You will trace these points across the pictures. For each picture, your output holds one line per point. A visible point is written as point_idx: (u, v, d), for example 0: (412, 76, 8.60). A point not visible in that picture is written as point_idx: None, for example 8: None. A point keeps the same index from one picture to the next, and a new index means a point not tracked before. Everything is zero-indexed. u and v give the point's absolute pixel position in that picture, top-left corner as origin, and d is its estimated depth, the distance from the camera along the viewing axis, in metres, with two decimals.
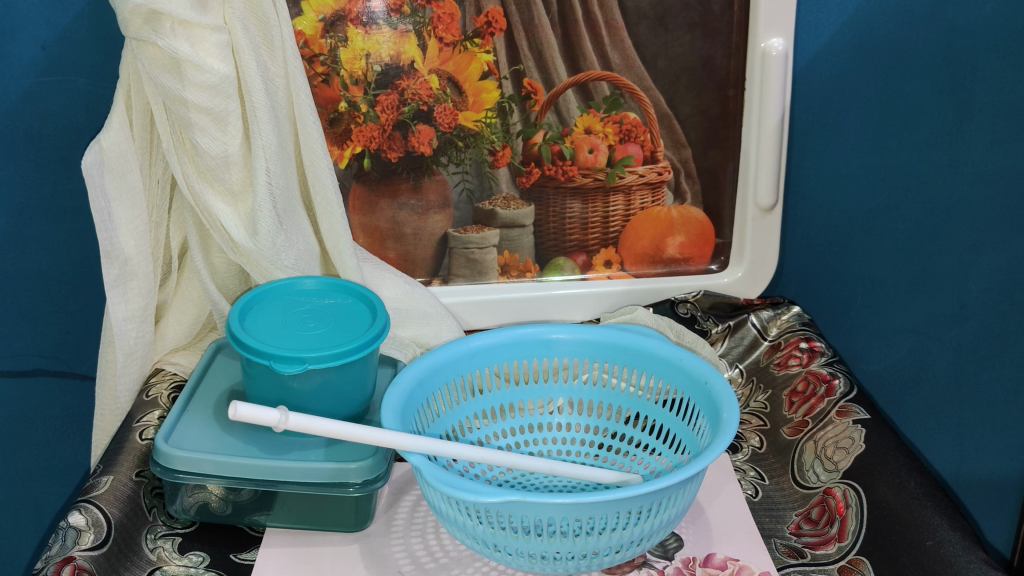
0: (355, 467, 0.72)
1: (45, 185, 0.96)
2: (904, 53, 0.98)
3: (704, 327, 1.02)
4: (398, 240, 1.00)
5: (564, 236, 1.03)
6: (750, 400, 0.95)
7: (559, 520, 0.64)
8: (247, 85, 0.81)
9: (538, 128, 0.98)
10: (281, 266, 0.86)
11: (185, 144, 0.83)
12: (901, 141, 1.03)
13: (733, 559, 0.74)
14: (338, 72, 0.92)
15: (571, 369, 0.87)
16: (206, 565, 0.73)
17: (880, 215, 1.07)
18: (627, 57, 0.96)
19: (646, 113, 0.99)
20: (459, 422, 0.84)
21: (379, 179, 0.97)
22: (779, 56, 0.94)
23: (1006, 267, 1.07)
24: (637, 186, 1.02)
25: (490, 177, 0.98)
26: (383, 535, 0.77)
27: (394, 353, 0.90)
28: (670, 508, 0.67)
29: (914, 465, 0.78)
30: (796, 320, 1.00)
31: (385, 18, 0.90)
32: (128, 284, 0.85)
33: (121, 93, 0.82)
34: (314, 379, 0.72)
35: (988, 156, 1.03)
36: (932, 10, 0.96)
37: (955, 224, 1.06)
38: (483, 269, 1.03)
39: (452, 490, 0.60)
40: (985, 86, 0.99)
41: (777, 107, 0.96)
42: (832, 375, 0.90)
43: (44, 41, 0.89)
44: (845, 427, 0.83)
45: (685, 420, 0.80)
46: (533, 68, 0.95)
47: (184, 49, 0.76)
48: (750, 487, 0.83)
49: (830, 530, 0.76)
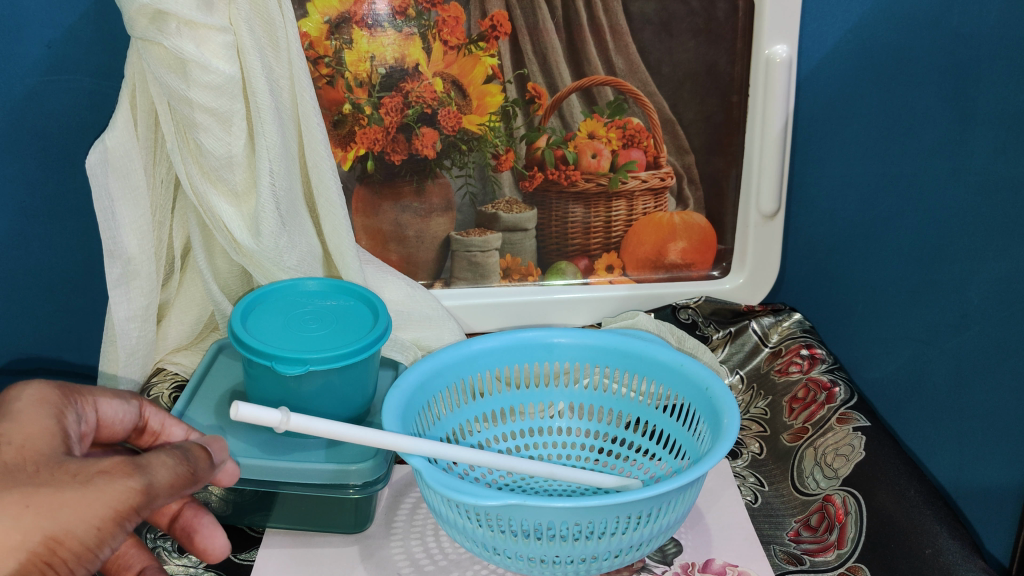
0: (356, 468, 0.72)
1: (48, 184, 0.96)
2: (907, 62, 0.99)
3: (704, 333, 1.03)
4: (400, 242, 1.00)
5: (566, 241, 1.03)
6: (750, 406, 0.96)
7: (559, 524, 0.63)
8: (252, 86, 0.82)
9: (542, 132, 0.98)
10: (283, 267, 0.87)
11: (189, 144, 0.84)
12: (903, 150, 1.03)
13: (732, 564, 0.74)
14: (342, 74, 0.92)
15: (572, 374, 0.87)
16: (205, 565, 0.73)
17: (880, 223, 1.08)
18: (631, 62, 0.96)
19: (650, 119, 0.99)
20: (460, 425, 0.84)
21: (382, 181, 0.97)
22: (783, 63, 0.94)
23: (1007, 275, 1.05)
24: (640, 192, 1.02)
25: (493, 180, 0.99)
26: (382, 537, 0.77)
27: (394, 356, 0.91)
28: (669, 514, 0.67)
29: (915, 473, 0.78)
30: (796, 327, 1.01)
31: (390, 20, 0.90)
32: (131, 283, 0.85)
33: (126, 93, 0.83)
34: (317, 380, 0.73)
35: (989, 164, 1.01)
36: (935, 18, 0.96)
37: (957, 235, 1.05)
38: (484, 273, 1.03)
39: (453, 493, 0.60)
40: (988, 94, 0.98)
41: (780, 116, 0.96)
42: (833, 383, 0.90)
43: (50, 40, 0.89)
44: (845, 435, 0.84)
45: (685, 425, 0.80)
46: (537, 73, 0.95)
47: (190, 50, 0.76)
48: (749, 493, 0.83)
49: (829, 537, 0.76)
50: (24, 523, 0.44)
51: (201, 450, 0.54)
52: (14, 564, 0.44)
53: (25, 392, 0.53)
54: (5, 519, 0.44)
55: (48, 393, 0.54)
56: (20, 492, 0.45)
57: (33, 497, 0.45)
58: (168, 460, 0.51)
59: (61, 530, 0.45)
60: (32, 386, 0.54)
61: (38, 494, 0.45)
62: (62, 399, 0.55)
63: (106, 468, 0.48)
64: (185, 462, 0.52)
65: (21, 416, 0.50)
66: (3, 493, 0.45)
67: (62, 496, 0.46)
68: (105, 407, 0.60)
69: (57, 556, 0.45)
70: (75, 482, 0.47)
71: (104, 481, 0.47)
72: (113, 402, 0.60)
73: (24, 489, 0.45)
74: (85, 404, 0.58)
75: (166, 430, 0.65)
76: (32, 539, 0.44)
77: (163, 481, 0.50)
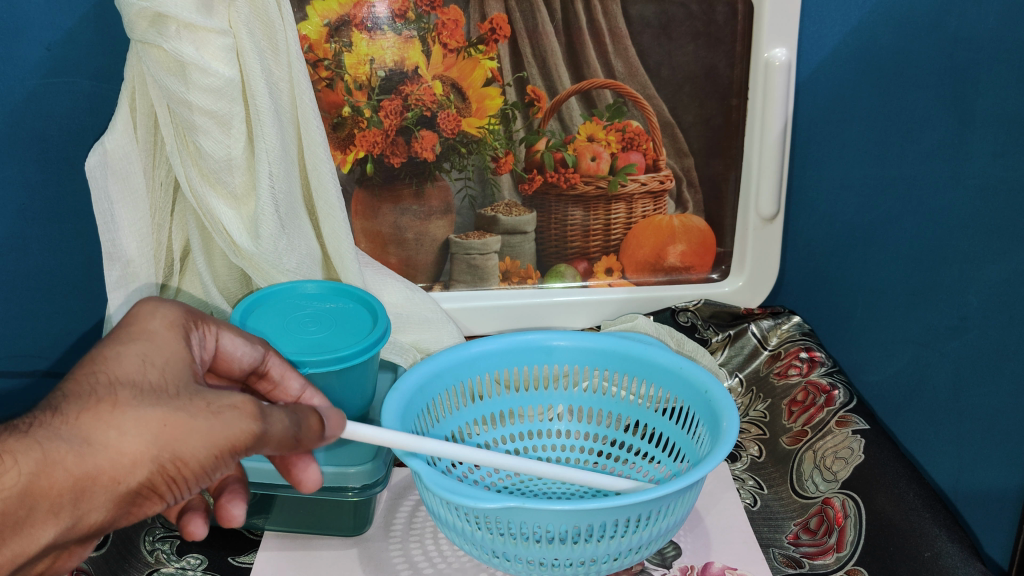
0: (355, 471, 0.73)
1: (49, 186, 0.95)
2: (906, 66, 0.99)
3: (704, 335, 1.02)
4: (399, 245, 1.00)
5: (565, 244, 1.03)
6: (750, 409, 0.96)
7: (557, 527, 0.63)
8: (252, 89, 0.81)
9: (541, 135, 0.98)
10: (282, 270, 0.87)
11: (188, 147, 0.84)
12: (903, 152, 1.03)
13: (731, 567, 0.73)
14: (342, 77, 0.92)
15: (571, 377, 0.87)
16: (203, 568, 0.73)
17: (878, 226, 1.08)
18: (630, 65, 0.96)
19: (649, 122, 0.99)
20: (460, 428, 0.84)
21: (382, 184, 0.97)
22: (782, 66, 0.94)
23: (1007, 279, 1.04)
24: (639, 195, 1.02)
25: (492, 183, 0.99)
26: (381, 540, 0.76)
27: (394, 358, 0.92)
28: (668, 516, 0.67)
29: (914, 477, 0.78)
30: (796, 329, 1.01)
31: (389, 24, 0.90)
32: (130, 286, 0.86)
33: (126, 95, 0.82)
34: (315, 383, 0.73)
35: (988, 167, 1.00)
36: (935, 20, 0.96)
37: (956, 238, 1.05)
38: (483, 275, 1.04)
39: (452, 497, 0.60)
40: (987, 98, 0.97)
41: (779, 120, 0.96)
42: (832, 386, 0.90)
43: (50, 42, 0.89)
44: (844, 437, 0.84)
45: (685, 428, 0.80)
46: (536, 76, 0.95)
47: (190, 52, 0.77)
48: (748, 497, 0.83)
49: (829, 540, 0.75)
50: (157, 438, 0.43)
51: (315, 421, 0.52)
52: (144, 476, 0.43)
53: (157, 312, 0.52)
54: (144, 434, 0.43)
55: (177, 318, 0.53)
56: (158, 412, 0.44)
57: (169, 418, 0.44)
58: (285, 418, 0.50)
59: (188, 451, 0.44)
60: (165, 306, 0.53)
61: (174, 418, 0.44)
62: (190, 322, 0.54)
63: (236, 403, 0.46)
64: (299, 426, 0.50)
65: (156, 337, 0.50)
66: (143, 410, 0.43)
67: (193, 423, 0.44)
68: (224, 339, 0.57)
69: (181, 475, 0.45)
70: (206, 412, 0.45)
71: (232, 417, 0.46)
72: (237, 338, 0.58)
73: (162, 409, 0.44)
74: (208, 332, 0.56)
75: (284, 382, 0.62)
76: (161, 456, 0.43)
77: (278, 432, 0.49)
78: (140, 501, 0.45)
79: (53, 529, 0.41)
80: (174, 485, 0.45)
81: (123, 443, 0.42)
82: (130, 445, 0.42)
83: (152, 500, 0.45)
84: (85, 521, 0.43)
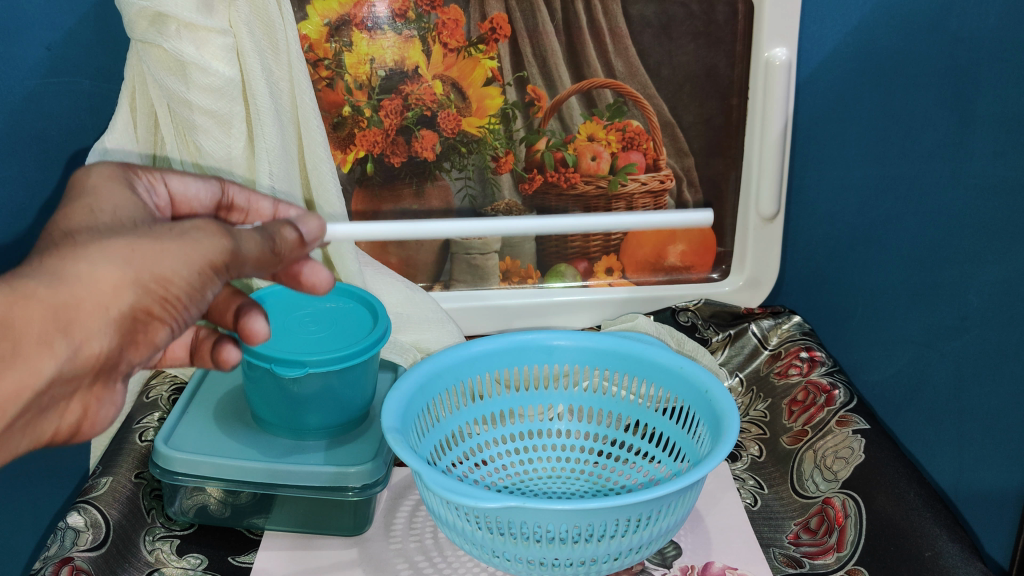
0: (355, 471, 0.73)
1: None
2: (908, 65, 0.99)
3: (704, 335, 1.02)
4: (399, 245, 1.01)
5: (565, 244, 1.03)
6: (750, 409, 0.96)
7: (558, 527, 0.63)
8: (252, 89, 0.81)
9: (541, 135, 0.98)
10: None
11: (188, 146, 0.84)
12: (901, 153, 1.03)
13: (731, 567, 0.74)
14: (342, 76, 0.92)
15: (571, 377, 0.87)
16: (204, 567, 0.73)
17: (879, 227, 1.08)
18: (630, 65, 0.96)
19: (649, 121, 0.99)
20: (460, 427, 0.84)
21: (381, 183, 0.97)
22: (782, 66, 0.93)
23: (1007, 279, 1.06)
24: (639, 194, 1.02)
25: (492, 183, 0.99)
26: (380, 539, 0.76)
27: (393, 358, 0.92)
28: (668, 516, 0.67)
29: (915, 477, 0.78)
30: (796, 328, 1.01)
31: (390, 23, 0.91)
32: None
33: (126, 95, 0.82)
34: (315, 382, 0.74)
35: (990, 167, 1.01)
36: (935, 21, 0.96)
37: (956, 237, 1.06)
38: (483, 275, 1.04)
39: (452, 496, 0.60)
40: (987, 98, 0.98)
41: (780, 119, 0.95)
42: (832, 385, 0.90)
43: (50, 42, 0.87)
44: (844, 437, 0.84)
45: (685, 428, 0.80)
46: (536, 75, 0.95)
47: (189, 52, 0.77)
48: (749, 497, 0.83)
49: (829, 540, 0.75)
50: (131, 262, 0.44)
51: (291, 234, 0.52)
52: (131, 299, 0.44)
53: (95, 171, 0.53)
54: (115, 260, 0.44)
55: (113, 171, 0.53)
56: (124, 240, 0.44)
57: (136, 243, 0.45)
58: (256, 234, 0.50)
59: (168, 271, 0.45)
60: (98, 166, 0.54)
61: (141, 243, 0.45)
62: (127, 172, 0.55)
63: (199, 225, 0.47)
64: (274, 240, 0.51)
65: (103, 204, 0.51)
66: (107, 241, 0.44)
67: (164, 246, 0.45)
68: (173, 182, 0.58)
69: (171, 293, 0.46)
70: (170, 235, 0.46)
71: (198, 235, 0.47)
72: (187, 176, 0.59)
73: (126, 238, 0.45)
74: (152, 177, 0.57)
75: (252, 206, 0.63)
76: (141, 278, 0.44)
77: (253, 248, 0.49)
78: (140, 328, 0.46)
79: (54, 362, 0.42)
80: (169, 305, 0.46)
81: (96, 273, 0.43)
82: (105, 273, 0.43)
83: (154, 325, 0.47)
84: (86, 350, 0.44)
